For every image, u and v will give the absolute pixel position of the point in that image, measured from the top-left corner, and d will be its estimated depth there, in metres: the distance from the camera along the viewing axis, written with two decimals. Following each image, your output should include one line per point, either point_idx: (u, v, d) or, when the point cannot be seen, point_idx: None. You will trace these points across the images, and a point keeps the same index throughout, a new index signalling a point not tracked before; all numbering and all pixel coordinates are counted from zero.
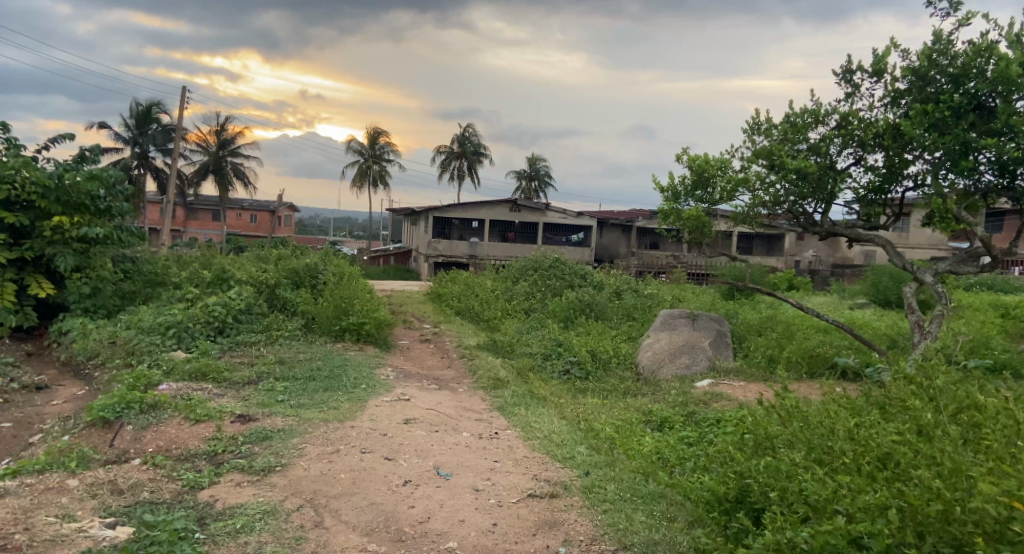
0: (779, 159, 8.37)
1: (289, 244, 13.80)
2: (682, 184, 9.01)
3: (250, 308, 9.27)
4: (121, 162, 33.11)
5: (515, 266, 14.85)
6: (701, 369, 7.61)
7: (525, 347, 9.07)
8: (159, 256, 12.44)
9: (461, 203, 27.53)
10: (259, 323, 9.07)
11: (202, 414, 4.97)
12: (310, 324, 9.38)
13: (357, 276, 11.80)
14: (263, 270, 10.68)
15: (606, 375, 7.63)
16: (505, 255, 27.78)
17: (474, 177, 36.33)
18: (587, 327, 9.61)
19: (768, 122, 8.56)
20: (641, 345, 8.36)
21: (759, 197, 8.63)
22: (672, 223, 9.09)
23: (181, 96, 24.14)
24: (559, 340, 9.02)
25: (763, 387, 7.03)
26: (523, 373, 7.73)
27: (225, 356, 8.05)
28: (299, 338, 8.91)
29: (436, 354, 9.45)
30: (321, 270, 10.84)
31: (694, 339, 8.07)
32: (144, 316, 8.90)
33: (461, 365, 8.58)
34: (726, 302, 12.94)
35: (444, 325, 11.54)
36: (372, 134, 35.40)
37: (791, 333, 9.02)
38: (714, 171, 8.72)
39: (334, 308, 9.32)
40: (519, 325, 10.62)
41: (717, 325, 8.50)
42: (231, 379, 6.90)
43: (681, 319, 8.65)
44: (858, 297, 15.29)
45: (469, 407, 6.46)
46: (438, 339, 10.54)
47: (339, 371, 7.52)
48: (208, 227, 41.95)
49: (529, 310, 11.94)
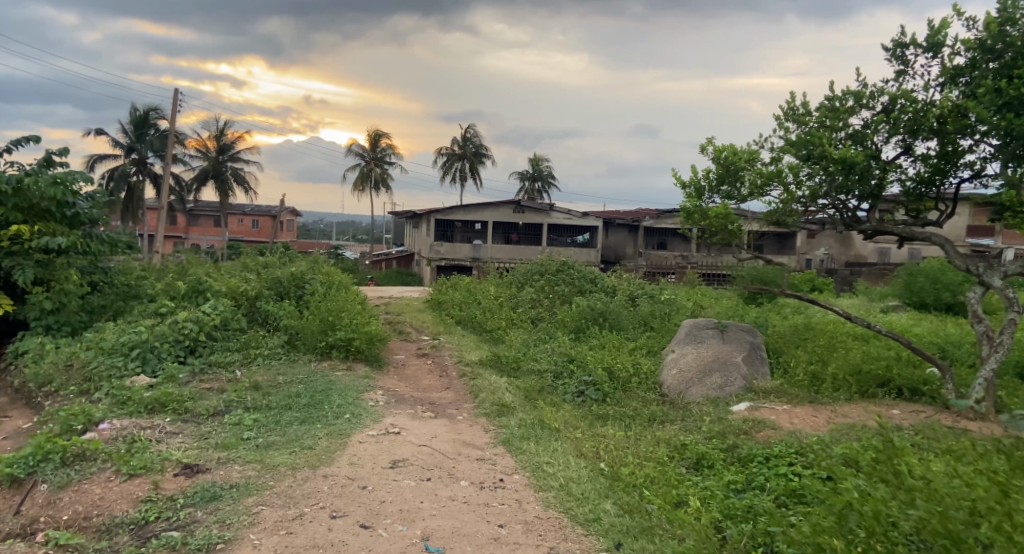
0: (818, 149, 7.39)
1: (278, 251, 12.84)
2: (706, 179, 8.03)
3: (227, 324, 8.35)
4: (118, 169, 32.34)
5: (521, 271, 13.92)
6: (736, 390, 6.63)
7: (533, 363, 8.11)
8: (136, 266, 11.51)
9: (464, 205, 26.57)
10: (236, 341, 8.14)
11: (137, 466, 4.06)
12: (293, 340, 8.44)
13: (348, 285, 10.85)
14: (244, 280, 9.72)
15: (627, 398, 6.67)
16: (510, 257, 26.88)
17: (476, 179, 35.39)
18: (601, 340, 8.64)
19: (805, 109, 7.61)
20: (664, 361, 7.40)
21: (793, 192, 7.65)
22: (696, 223, 8.08)
23: (174, 99, 23.26)
24: (571, 354, 8.05)
25: (811, 412, 6.06)
26: (531, 396, 6.77)
27: (193, 381, 7.12)
28: (280, 357, 7.97)
29: (433, 372, 8.49)
30: (308, 279, 9.90)
31: (725, 354, 7.11)
32: (107, 335, 7.96)
33: (461, 386, 7.63)
34: (749, 309, 11.95)
35: (444, 337, 10.59)
36: (373, 137, 34.55)
37: (832, 345, 8.03)
38: (743, 164, 7.76)
39: (320, 323, 8.39)
40: (525, 337, 9.69)
41: (749, 337, 7.54)
42: (194, 411, 5.95)
43: (707, 329, 7.69)
44: (889, 299, 14.27)
45: (469, 441, 5.50)
46: (438, 353, 9.59)
47: (321, 396, 6.58)
48: (209, 233, 41.07)
49: (537, 319, 10.97)
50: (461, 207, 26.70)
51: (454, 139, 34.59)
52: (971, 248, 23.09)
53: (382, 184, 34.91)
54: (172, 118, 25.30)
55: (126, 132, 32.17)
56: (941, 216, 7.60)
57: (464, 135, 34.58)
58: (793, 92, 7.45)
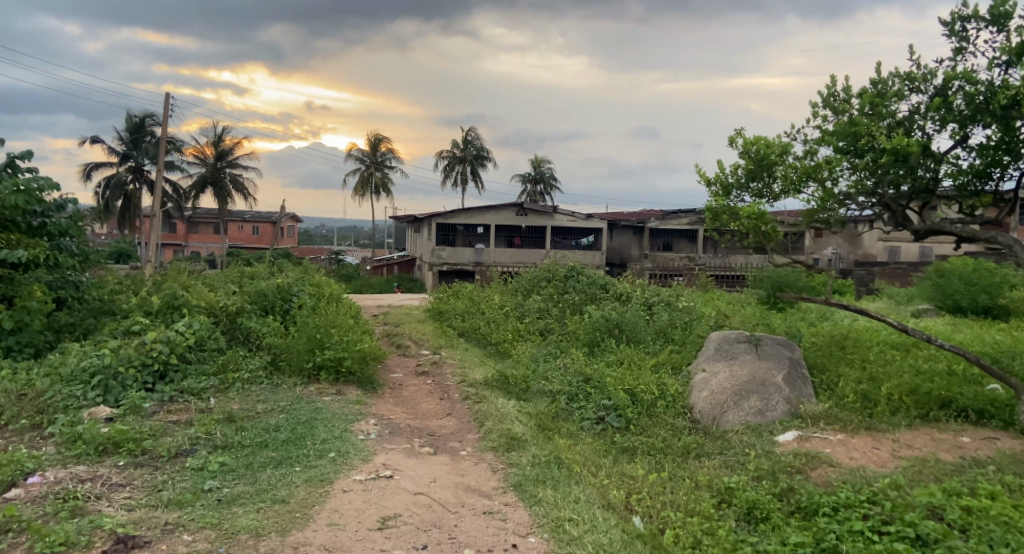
0: (862, 139, 6.56)
1: (267, 260, 12.00)
2: (735, 175, 7.19)
3: (202, 344, 7.53)
4: (114, 177, 31.59)
5: (526, 278, 13.11)
6: (778, 416, 5.78)
7: (544, 384, 7.27)
8: (113, 279, 10.67)
9: (466, 208, 25.72)
10: (212, 364, 7.31)
11: (56, 543, 3.38)
12: (277, 361, 7.61)
13: (340, 297, 10.01)
14: (226, 294, 8.88)
15: (653, 426, 5.83)
16: (512, 260, 25.79)
17: (477, 182, 34.58)
18: (619, 355, 7.81)
19: (847, 95, 6.77)
20: (692, 382, 6.52)
21: (833, 188, 6.81)
22: (723, 225, 7.23)
23: (166, 104, 22.45)
24: (587, 373, 7.21)
25: (871, 443, 5.21)
26: (543, 425, 5.94)
27: (159, 412, 6.29)
28: (262, 381, 7.15)
29: (433, 394, 7.65)
30: (295, 292, 9.07)
31: (762, 373, 6.26)
32: (68, 358, 7.14)
33: (463, 412, 6.80)
34: (774, 316, 11.08)
35: (446, 351, 9.75)
36: (373, 141, 33.79)
37: (878, 359, 7.17)
38: (777, 158, 6.92)
39: (306, 341, 7.56)
40: (533, 351, 8.87)
41: (787, 352, 6.68)
42: (153, 453, 5.12)
43: (738, 345, 6.83)
44: (917, 302, 13.43)
45: (474, 487, 4.65)
46: (438, 371, 8.75)
47: (303, 428, 5.75)
48: (209, 241, 40.29)
49: (546, 331, 10.10)
50: (461, 210, 25.85)
51: (454, 141, 33.78)
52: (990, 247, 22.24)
53: (381, 189, 34.09)
54: (167, 125, 24.47)
55: (122, 139, 31.37)
56: (1001, 213, 6.75)
57: (465, 138, 33.78)
58: (834, 75, 6.63)
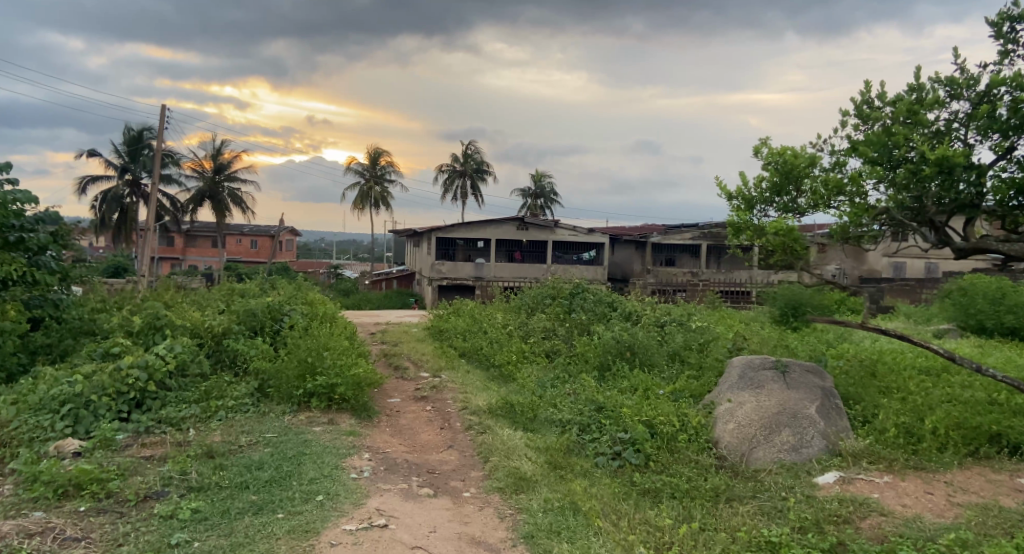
0: (898, 150, 6.08)
1: (260, 277, 11.47)
2: (759, 189, 6.70)
3: (184, 369, 6.99)
4: (112, 191, 31.15)
5: (530, 295, 12.61)
6: (814, 454, 5.25)
7: (552, 412, 6.74)
8: (97, 297, 10.13)
9: (467, 222, 25.25)
10: (195, 390, 6.78)
11: None
12: (264, 387, 7.07)
13: (335, 316, 9.49)
14: (214, 313, 8.35)
15: (677, 464, 5.29)
16: (513, 276, 25.33)
17: (478, 197, 34.15)
18: (632, 381, 7.28)
19: (881, 103, 6.30)
20: (716, 413, 5.97)
21: (866, 203, 6.31)
22: (745, 242, 6.74)
23: (162, 117, 22.00)
24: (599, 401, 6.67)
25: (922, 487, 4.69)
26: (554, 461, 5.41)
27: (134, 445, 5.76)
28: (248, 410, 6.61)
29: (433, 423, 7.11)
30: (287, 311, 8.55)
31: (793, 405, 5.73)
32: (39, 385, 6.60)
33: (466, 444, 6.26)
34: (792, 337, 10.55)
35: (447, 374, 9.19)
36: (373, 155, 33.41)
37: (914, 387, 6.63)
38: (805, 170, 6.44)
39: (297, 366, 7.04)
40: (540, 375, 8.34)
41: (818, 381, 6.15)
42: (120, 497, 4.58)
43: (764, 373, 6.28)
44: (936, 321, 12.91)
45: (479, 540, 4.12)
46: (439, 396, 8.22)
47: (289, 465, 5.21)
48: (207, 255, 39.79)
49: (552, 352, 9.55)
50: (461, 224, 25.36)
51: (454, 155, 33.38)
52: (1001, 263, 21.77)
53: (382, 203, 33.65)
54: (165, 138, 24.03)
55: (120, 153, 30.96)
56: None
57: (466, 152, 33.39)
58: (868, 81, 6.16)
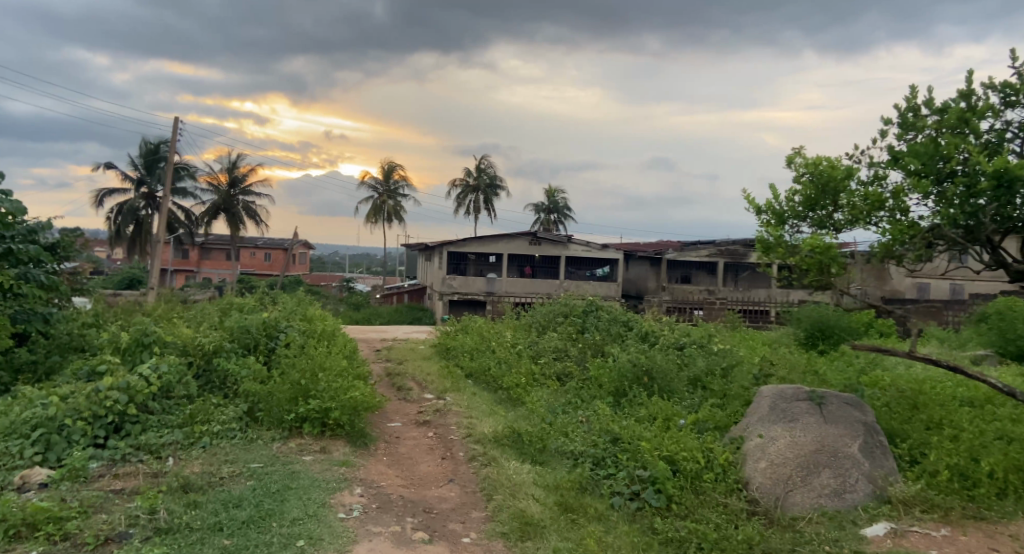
0: (947, 162, 5.53)
1: (262, 291, 11.00)
2: (792, 203, 6.15)
3: (168, 391, 6.51)
4: (127, 203, 30.97)
5: (541, 312, 12.09)
6: (859, 500, 4.68)
7: (564, 442, 6.20)
8: (89, 311, 9.67)
9: (479, 237, 24.77)
10: (179, 414, 6.29)
11: None
12: (254, 411, 6.58)
13: (336, 334, 8.99)
14: (206, 330, 7.87)
15: (703, 509, 4.74)
16: (526, 292, 24.81)
17: (491, 211, 33.72)
18: (650, 410, 6.72)
19: (927, 111, 5.75)
20: (745, 449, 5.41)
21: (911, 219, 5.76)
22: (776, 260, 6.17)
23: (174, 128, 21.72)
24: (615, 432, 6.12)
25: (986, 544, 4.11)
26: (565, 502, 4.86)
27: (107, 475, 5.26)
28: (234, 437, 6.12)
29: (434, 451, 6.57)
30: (283, 328, 8.06)
31: (832, 444, 5.17)
32: (12, 407, 6.12)
33: (469, 478, 5.72)
34: (818, 362, 9.93)
35: (452, 397, 8.64)
36: (387, 169, 33.10)
37: (962, 423, 6.02)
38: (843, 183, 5.89)
39: (289, 387, 6.54)
40: (551, 400, 7.80)
41: (858, 415, 5.59)
42: (79, 541, 4.09)
43: (798, 404, 5.73)
44: (969, 347, 12.25)
45: None
46: (442, 420, 7.69)
47: (271, 502, 4.71)
48: (220, 267, 39.46)
49: (564, 375, 8.99)
50: (473, 239, 24.90)
51: (467, 169, 33.01)
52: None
53: (395, 217, 33.27)
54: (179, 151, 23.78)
55: (136, 165, 30.82)
56: None
57: (478, 166, 33.00)
58: (914, 86, 5.60)
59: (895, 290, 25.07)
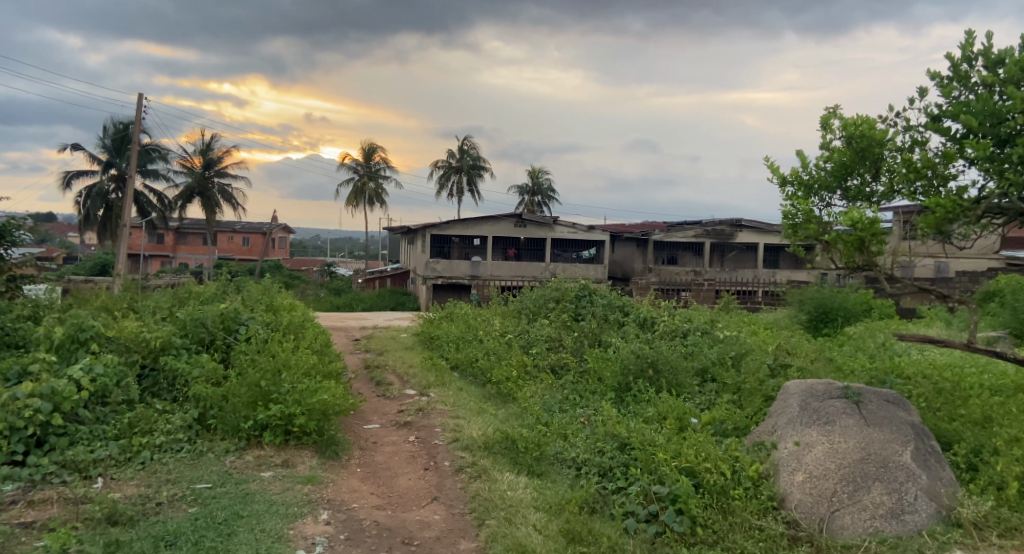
0: (1007, 121, 4.78)
1: (227, 278, 10.07)
2: (822, 171, 5.35)
3: (104, 396, 5.67)
4: (95, 186, 29.66)
5: (530, 299, 11.31)
6: (921, 523, 3.93)
7: (564, 450, 5.45)
8: (30, 300, 8.69)
9: (462, 218, 23.86)
10: (115, 425, 5.44)
11: None
12: (206, 418, 5.73)
13: (306, 326, 8.13)
14: (157, 323, 6.98)
15: (735, 537, 3.98)
16: (510, 275, 24.03)
17: (474, 193, 32.81)
18: (659, 409, 5.96)
19: (982, 64, 4.98)
20: (775, 457, 4.63)
21: (961, 190, 5.00)
22: (804, 238, 5.39)
23: (138, 104, 20.42)
24: (622, 437, 5.36)
25: None
26: (571, 529, 4.10)
27: (21, 502, 4.41)
28: (180, 451, 5.29)
29: (415, 460, 5.77)
30: (244, 320, 7.20)
31: (879, 451, 4.39)
32: None
33: (455, 494, 4.93)
34: (829, 347, 9.22)
35: (436, 393, 7.83)
36: (367, 151, 32.04)
37: (1013, 421, 5.32)
38: (883, 148, 5.11)
39: (246, 390, 5.70)
40: (546, 398, 7.02)
41: (903, 415, 4.83)
42: None
43: (832, 403, 4.95)
44: (977, 328, 11.68)
45: None
46: (425, 421, 6.90)
47: (214, 538, 3.89)
48: (198, 252, 38.27)
49: (558, 367, 8.20)
50: (456, 221, 23.94)
51: (450, 150, 32.03)
52: (1017, 262, 20.68)
53: (376, 200, 32.21)
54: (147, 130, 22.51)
55: (105, 147, 29.45)
56: None
57: (461, 147, 32.03)
58: (969, 31, 4.83)
59: None
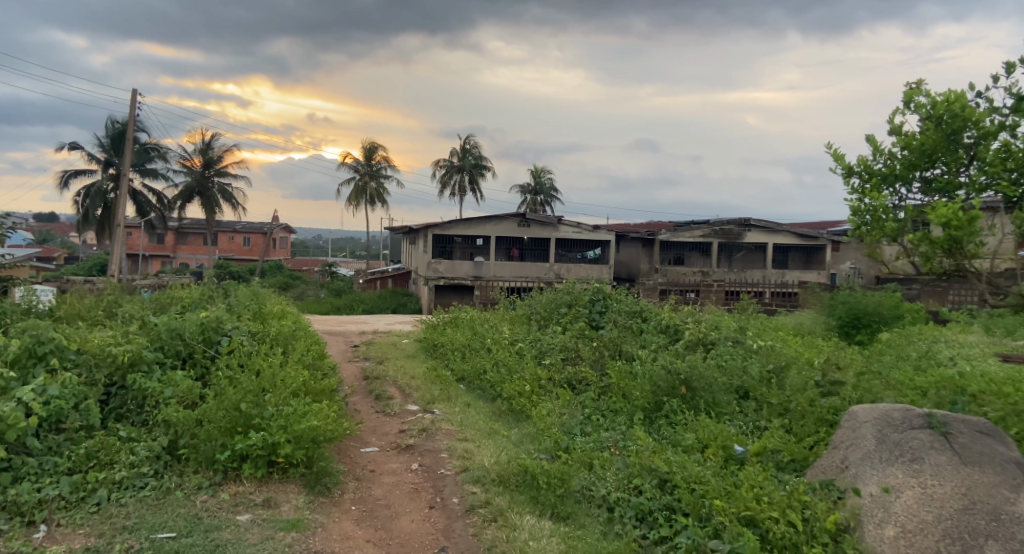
0: None
1: (216, 283, 9.29)
2: (895, 161, 4.52)
3: (59, 422, 4.89)
4: (93, 186, 28.94)
5: (541, 303, 10.51)
6: None
7: (593, 485, 4.66)
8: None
9: (465, 217, 23.07)
10: (69, 456, 4.66)
11: None
12: (177, 446, 4.94)
13: (297, 336, 7.34)
14: (128, 334, 6.19)
15: None
16: (514, 276, 23.25)
17: (477, 193, 32.02)
18: (700, 435, 5.16)
19: None
20: (855, 504, 3.85)
21: None
22: (875, 241, 4.58)
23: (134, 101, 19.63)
24: (662, 471, 4.57)
25: None
26: None
27: None
28: (143, 488, 4.51)
29: (419, 495, 4.99)
30: (227, 330, 6.42)
31: (986, 500, 3.61)
32: None
33: (466, 544, 4.15)
34: (871, 357, 8.39)
35: (441, 410, 7.04)
36: (367, 149, 31.27)
37: None
38: (973, 131, 4.28)
39: (223, 415, 4.91)
40: (565, 419, 6.22)
41: (1001, 450, 4.04)
42: None
43: (916, 435, 4.14)
44: (1018, 335, 10.87)
45: None
46: (429, 444, 6.11)
47: None
48: (198, 252, 37.43)
49: (576, 382, 7.41)
50: (460, 220, 23.14)
51: (452, 149, 31.25)
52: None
53: (377, 200, 31.44)
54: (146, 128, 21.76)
55: (104, 146, 28.73)
56: None
57: (463, 145, 31.27)
58: None
59: None
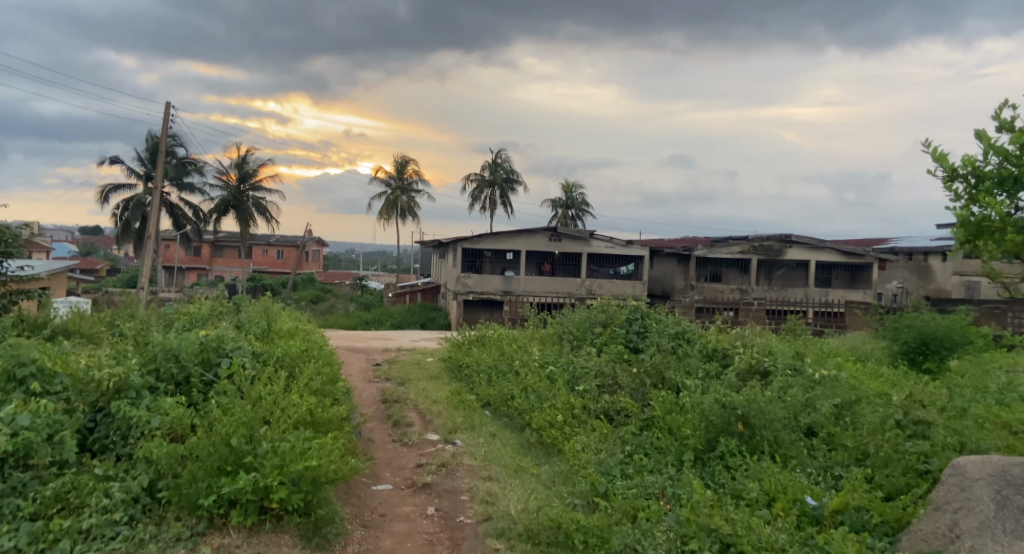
0: None
1: (231, 298, 8.73)
2: (1013, 161, 3.73)
3: (27, 457, 4.30)
4: (132, 199, 28.99)
5: (574, 323, 9.77)
6: None
7: (640, 545, 3.91)
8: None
9: (496, 231, 22.43)
10: (32, 499, 4.05)
11: None
12: (157, 487, 4.31)
13: (308, 358, 6.71)
14: (120, 354, 5.61)
15: None
16: (545, 291, 22.53)
17: (509, 208, 31.44)
18: (763, 484, 4.37)
19: None
20: None
21: None
22: (985, 257, 3.78)
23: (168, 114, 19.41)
24: (722, 532, 3.81)
25: None
26: None
27: None
28: (111, 539, 3.88)
29: (434, 549, 4.28)
30: (228, 351, 5.80)
31: None
32: None
33: None
34: (945, 389, 7.49)
35: (463, 440, 6.33)
36: (399, 163, 30.91)
37: None
38: None
39: (212, 453, 4.24)
40: (602, 457, 5.47)
41: None
42: None
43: None
44: None
45: None
46: (448, 483, 5.40)
47: None
48: (234, 266, 37.43)
49: (613, 412, 6.66)
50: (491, 234, 22.52)
51: (484, 164, 30.76)
52: None
53: (408, 214, 31.02)
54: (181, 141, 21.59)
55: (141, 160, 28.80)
56: None
57: (495, 160, 30.75)
58: None
59: (942, 289, 22.89)
